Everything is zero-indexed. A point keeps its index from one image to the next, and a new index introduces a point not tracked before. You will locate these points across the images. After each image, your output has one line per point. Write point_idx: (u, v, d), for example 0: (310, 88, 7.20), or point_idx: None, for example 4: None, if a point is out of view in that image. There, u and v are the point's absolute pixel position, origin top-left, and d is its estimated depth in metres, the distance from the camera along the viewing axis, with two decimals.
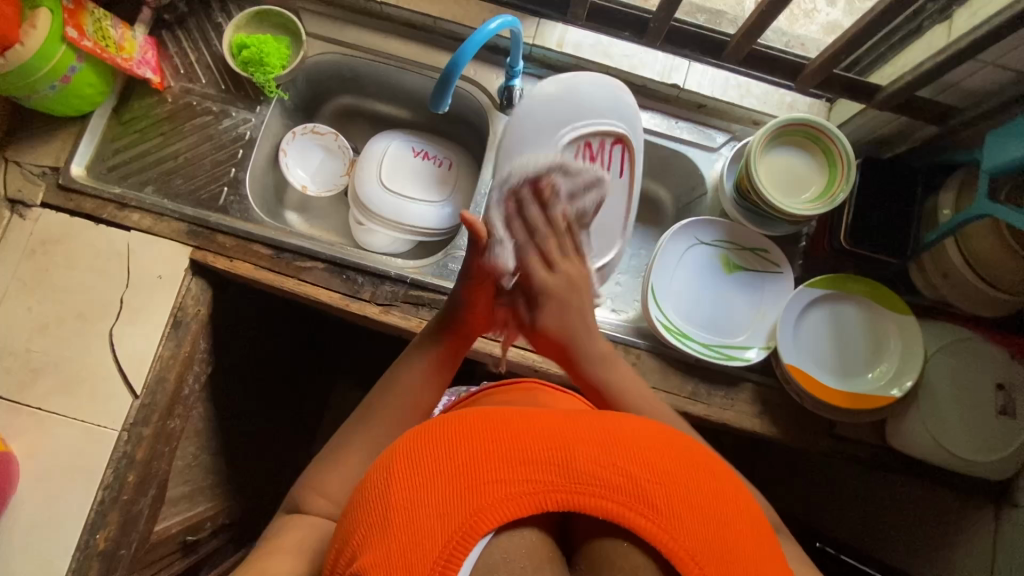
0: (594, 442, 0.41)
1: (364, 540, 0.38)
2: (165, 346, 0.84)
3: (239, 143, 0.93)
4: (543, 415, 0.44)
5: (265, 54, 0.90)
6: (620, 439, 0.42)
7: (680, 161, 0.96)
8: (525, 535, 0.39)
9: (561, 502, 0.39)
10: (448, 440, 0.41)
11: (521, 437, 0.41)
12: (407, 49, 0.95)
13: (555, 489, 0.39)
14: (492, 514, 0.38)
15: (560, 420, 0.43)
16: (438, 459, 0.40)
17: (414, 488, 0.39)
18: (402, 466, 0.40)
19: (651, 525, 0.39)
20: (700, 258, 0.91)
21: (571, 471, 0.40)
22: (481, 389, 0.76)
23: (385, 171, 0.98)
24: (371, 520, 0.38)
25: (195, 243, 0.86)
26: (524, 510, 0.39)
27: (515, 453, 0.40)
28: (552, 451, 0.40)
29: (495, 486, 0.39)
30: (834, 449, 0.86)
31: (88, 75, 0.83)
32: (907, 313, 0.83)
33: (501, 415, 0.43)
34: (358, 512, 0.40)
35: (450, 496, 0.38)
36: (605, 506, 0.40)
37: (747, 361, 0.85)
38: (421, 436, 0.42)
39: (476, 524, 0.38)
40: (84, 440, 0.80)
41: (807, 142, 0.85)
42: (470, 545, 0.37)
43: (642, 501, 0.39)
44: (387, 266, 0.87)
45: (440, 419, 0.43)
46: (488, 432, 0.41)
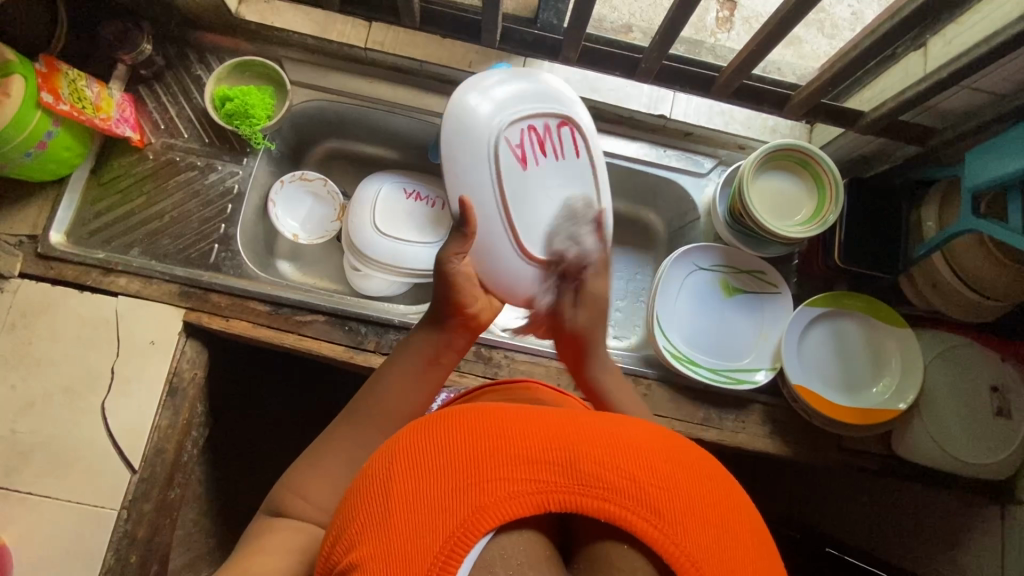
0: (601, 443, 0.39)
1: (363, 529, 0.37)
2: (163, 417, 0.80)
3: (227, 197, 0.90)
4: (544, 413, 0.42)
5: (250, 106, 0.88)
6: (629, 442, 0.40)
7: (671, 188, 0.98)
8: (525, 535, 0.37)
9: (563, 504, 0.37)
10: (450, 429, 0.40)
11: (520, 434, 0.39)
12: (395, 93, 0.95)
13: (559, 491, 0.37)
14: (492, 513, 0.36)
15: (566, 420, 0.41)
16: (441, 450, 0.39)
17: (416, 479, 0.38)
18: (405, 457, 0.39)
19: (655, 531, 0.36)
20: (701, 284, 0.92)
21: (574, 472, 0.38)
22: (476, 389, 0.74)
23: (379, 215, 0.97)
24: (370, 513, 0.37)
25: (188, 305, 0.83)
26: (525, 511, 0.37)
27: (518, 451, 0.38)
28: (554, 450, 0.38)
29: (496, 485, 0.37)
30: (844, 462, 0.87)
31: (65, 139, 0.80)
32: (904, 326, 0.85)
33: (507, 412, 0.41)
34: (355, 507, 0.39)
35: (449, 491, 0.37)
36: (609, 510, 0.37)
37: (756, 385, 0.86)
38: (427, 428, 0.41)
39: (475, 523, 0.36)
40: (80, 523, 0.76)
41: (797, 166, 0.87)
42: (468, 545, 0.35)
43: (648, 507, 0.37)
44: (389, 314, 0.86)
45: (447, 412, 0.42)
46: (492, 429, 0.39)
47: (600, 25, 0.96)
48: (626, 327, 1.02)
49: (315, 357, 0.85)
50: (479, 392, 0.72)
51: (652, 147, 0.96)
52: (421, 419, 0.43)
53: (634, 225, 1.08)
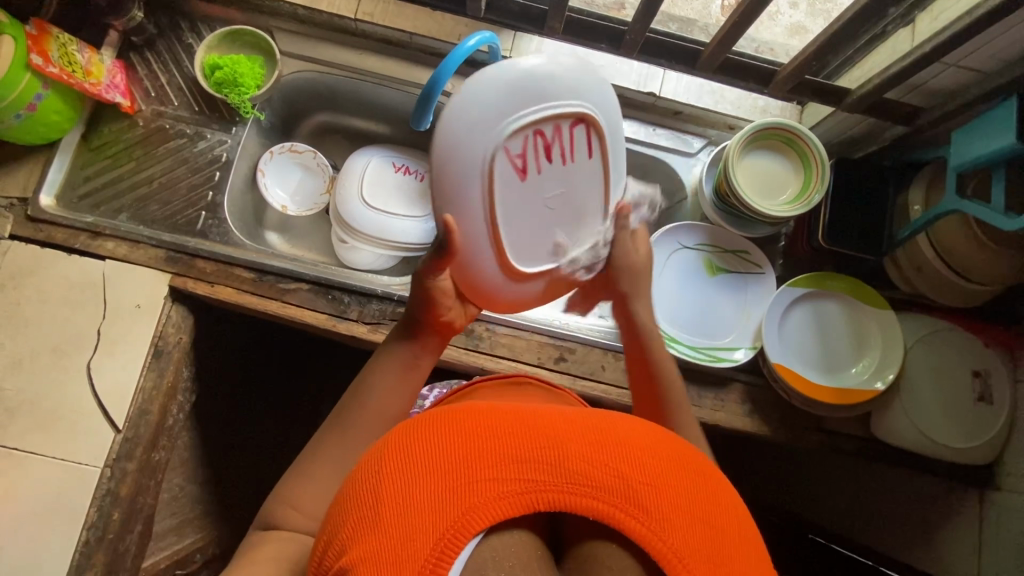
0: (589, 442, 0.41)
1: (355, 530, 0.38)
2: (147, 379, 0.81)
3: (216, 165, 0.91)
4: (530, 413, 0.43)
5: (239, 74, 0.88)
6: (613, 439, 0.42)
7: (659, 167, 0.98)
8: (514, 535, 0.39)
9: (552, 502, 0.38)
10: (442, 432, 0.41)
11: (508, 434, 0.40)
12: (384, 65, 0.95)
13: (548, 489, 0.38)
14: (482, 513, 0.37)
15: (552, 419, 0.43)
16: (430, 452, 0.40)
17: (406, 479, 0.39)
18: (395, 459, 0.40)
19: (642, 529, 0.37)
20: (685, 262, 0.92)
21: (563, 471, 0.39)
22: (472, 382, 0.75)
23: (366, 187, 0.97)
24: (360, 514, 0.38)
25: (174, 270, 0.84)
26: (515, 509, 0.38)
27: (509, 452, 0.39)
28: (543, 450, 0.40)
29: (485, 484, 0.38)
30: (823, 443, 0.88)
31: (55, 102, 0.81)
32: (885, 307, 0.85)
33: (494, 413, 0.42)
34: (346, 507, 0.40)
35: (440, 493, 0.38)
36: (598, 508, 0.38)
37: (735, 362, 0.86)
38: (414, 431, 0.42)
39: (466, 524, 0.37)
40: (66, 480, 0.77)
41: (783, 145, 0.87)
42: (459, 544, 0.37)
43: (634, 504, 0.38)
44: (373, 284, 0.86)
45: (435, 414, 0.43)
46: (479, 429, 0.41)
47: (591, 0, 0.96)
48: None
49: (299, 326, 0.86)
50: (477, 385, 0.73)
51: (641, 126, 0.96)
52: (411, 422, 0.44)
53: None
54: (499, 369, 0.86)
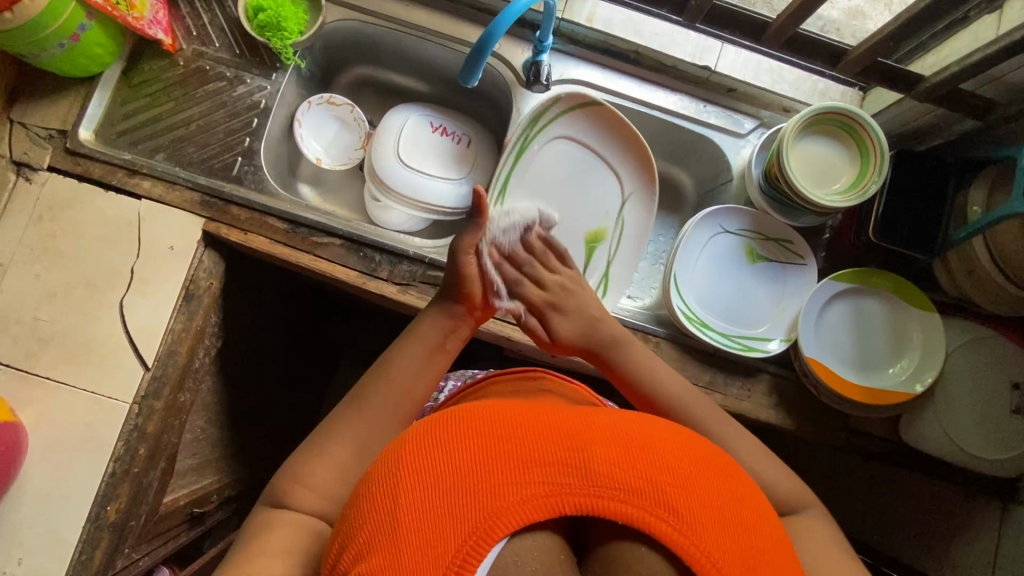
0: (612, 445, 0.41)
1: (374, 537, 0.38)
2: (177, 320, 0.82)
3: (254, 112, 0.89)
4: (551, 414, 0.44)
5: (282, 18, 0.86)
6: (637, 439, 0.42)
7: (705, 146, 0.94)
8: (539, 538, 0.39)
9: (579, 506, 0.39)
10: (463, 434, 0.41)
11: (532, 437, 0.41)
12: (431, 19, 0.92)
13: (574, 493, 0.39)
14: (509, 517, 0.38)
15: (573, 420, 0.43)
16: (448, 457, 0.40)
17: (426, 486, 0.39)
18: (413, 463, 0.40)
19: (671, 531, 0.38)
20: (724, 247, 0.89)
21: (589, 474, 0.39)
22: (486, 375, 0.75)
23: (403, 146, 0.95)
24: (378, 520, 0.39)
25: (208, 215, 0.84)
26: (542, 513, 0.38)
27: (534, 453, 0.40)
28: (568, 451, 0.40)
29: (509, 488, 0.39)
30: (847, 442, 0.86)
31: (98, 34, 0.80)
32: (930, 309, 0.82)
33: (514, 414, 0.43)
34: (363, 507, 0.41)
35: (464, 496, 0.38)
36: (626, 512, 0.39)
37: (767, 353, 0.84)
38: (429, 436, 0.42)
39: (492, 528, 0.38)
40: (95, 412, 0.79)
41: (841, 132, 0.83)
42: (484, 551, 0.37)
43: (662, 505, 0.39)
44: (405, 245, 0.85)
45: (454, 415, 0.44)
46: (499, 433, 0.41)
47: None
48: (641, 289, 1.00)
49: (329, 281, 0.86)
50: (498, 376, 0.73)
51: (690, 101, 0.92)
52: (425, 422, 0.44)
53: (663, 183, 1.05)
54: (524, 340, 0.85)
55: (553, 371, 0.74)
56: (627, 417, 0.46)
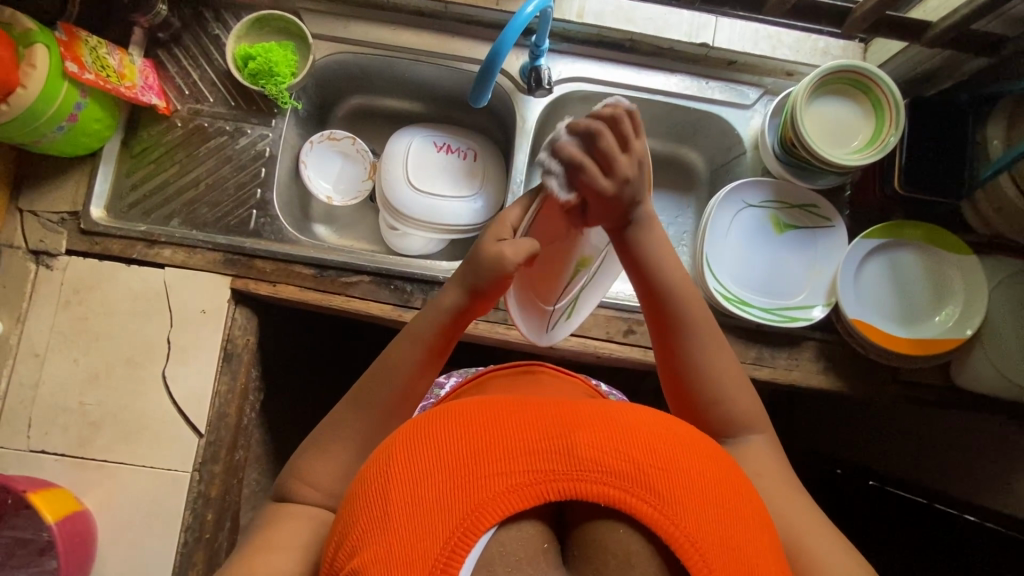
0: (597, 429, 0.42)
1: (367, 531, 0.39)
2: (221, 382, 0.82)
3: (260, 161, 0.88)
4: (536, 403, 0.45)
5: (273, 63, 0.85)
6: (625, 426, 0.43)
7: (714, 122, 0.94)
8: (522, 528, 0.39)
9: (562, 492, 0.39)
10: (447, 428, 0.42)
11: (516, 426, 0.42)
12: (420, 39, 0.90)
13: (557, 479, 0.40)
14: (495, 508, 0.39)
15: (559, 408, 0.44)
16: (433, 450, 0.41)
17: (413, 478, 0.40)
18: (401, 458, 0.42)
19: (655, 513, 0.39)
20: (750, 221, 0.89)
21: (573, 460, 0.40)
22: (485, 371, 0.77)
23: (412, 170, 0.94)
24: (372, 515, 0.40)
25: (234, 272, 0.83)
26: (525, 502, 0.39)
27: (517, 442, 0.41)
28: (552, 439, 0.41)
29: (493, 480, 0.39)
30: (900, 394, 0.86)
31: (94, 110, 0.79)
32: (969, 252, 0.81)
33: (499, 405, 0.44)
34: (358, 505, 0.42)
35: (449, 489, 0.39)
36: (608, 493, 0.40)
37: (812, 321, 0.84)
38: (417, 429, 0.43)
39: (477, 519, 0.38)
40: (157, 486, 0.79)
41: (852, 90, 0.82)
42: (471, 541, 0.38)
43: (645, 488, 0.40)
44: (433, 271, 0.85)
45: (440, 411, 0.45)
46: (484, 425, 0.42)
47: None
48: None
49: (364, 318, 0.85)
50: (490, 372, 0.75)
51: (693, 80, 0.92)
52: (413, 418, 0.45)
53: (674, 165, 1.04)
54: (567, 346, 0.85)
55: (551, 364, 0.77)
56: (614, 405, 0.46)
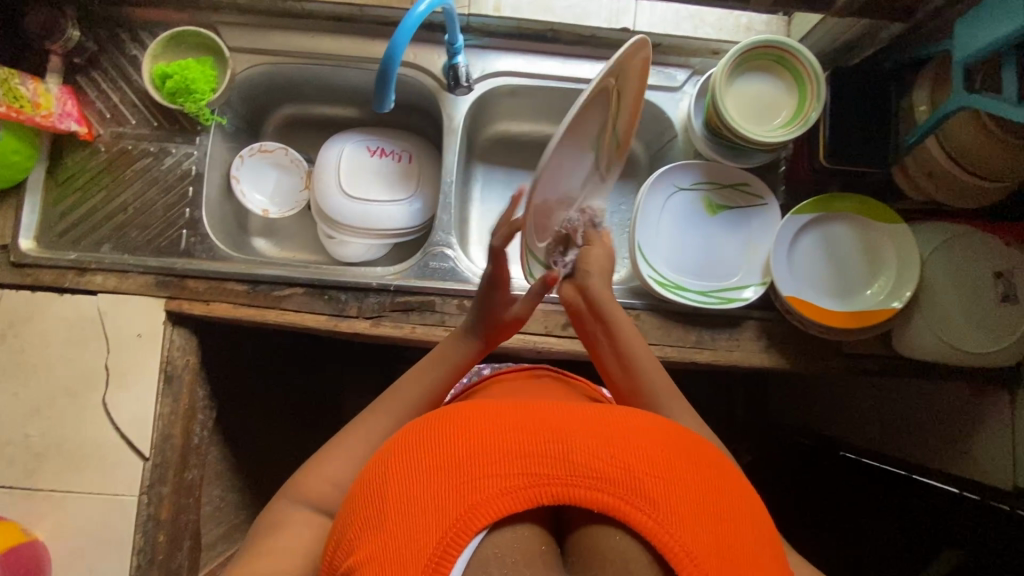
0: (591, 434, 0.44)
1: (361, 533, 0.41)
2: (163, 405, 0.82)
3: (187, 180, 0.88)
4: (534, 407, 0.47)
5: (190, 80, 0.84)
6: (617, 431, 0.45)
7: (644, 107, 0.93)
8: (519, 530, 0.42)
9: (557, 495, 0.41)
10: (444, 432, 0.44)
11: (513, 431, 0.43)
12: (340, 44, 0.90)
13: (552, 483, 0.41)
14: (488, 513, 0.40)
15: (555, 413, 0.46)
16: (432, 453, 0.43)
17: (409, 481, 0.42)
18: (401, 460, 0.43)
19: (645, 519, 0.40)
20: (683, 205, 0.88)
21: (567, 463, 0.42)
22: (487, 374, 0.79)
23: (344, 177, 0.94)
24: (368, 517, 0.42)
25: (167, 294, 0.83)
26: (521, 505, 0.41)
27: (514, 447, 0.42)
28: (547, 445, 0.42)
29: (488, 484, 0.41)
30: (845, 367, 0.86)
31: (10, 142, 0.79)
32: (899, 221, 0.81)
33: (498, 408, 0.46)
34: (356, 507, 0.44)
35: (444, 493, 0.41)
36: (601, 499, 0.41)
37: (746, 302, 0.84)
38: (417, 431, 0.46)
39: (470, 523, 0.40)
40: (106, 512, 0.80)
41: (774, 65, 0.81)
42: (463, 544, 0.39)
43: (638, 494, 0.41)
44: (367, 278, 0.84)
45: (439, 415, 0.47)
46: (480, 430, 0.44)
47: None
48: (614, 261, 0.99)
49: (302, 330, 0.85)
50: (496, 376, 0.76)
51: None
52: (415, 423, 0.47)
53: None
54: (507, 343, 0.84)
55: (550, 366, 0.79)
56: (610, 410, 0.48)
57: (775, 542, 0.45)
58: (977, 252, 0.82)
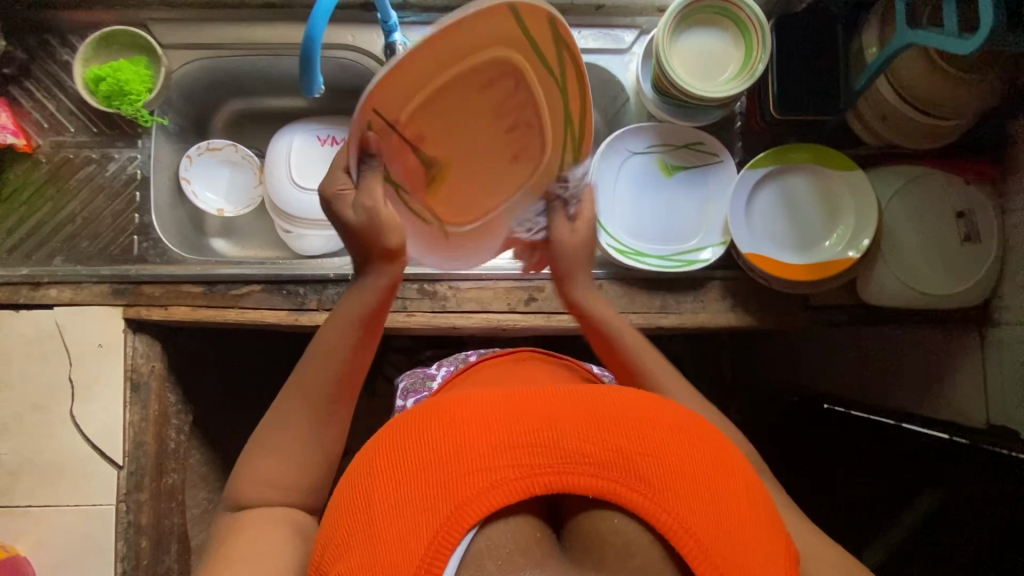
0: (581, 419, 0.44)
1: (349, 537, 0.41)
2: (132, 413, 0.82)
3: (133, 185, 0.87)
4: (522, 392, 0.47)
5: (124, 83, 0.83)
6: (607, 413, 0.45)
7: (594, 72, 0.91)
8: (512, 522, 0.41)
9: (550, 484, 0.42)
10: (427, 427, 0.44)
11: (500, 421, 0.44)
12: (276, 32, 0.87)
13: (543, 472, 0.42)
14: (481, 506, 0.40)
15: (543, 397, 0.46)
16: (417, 449, 0.43)
17: (394, 480, 0.42)
18: (386, 458, 0.43)
19: (641, 501, 0.41)
20: (638, 170, 0.87)
21: (558, 450, 0.42)
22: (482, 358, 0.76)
23: (296, 170, 0.92)
24: (355, 518, 0.42)
25: (124, 302, 0.82)
26: (513, 495, 0.41)
27: (502, 437, 0.43)
28: (536, 433, 0.43)
29: (478, 477, 0.41)
30: (812, 320, 0.86)
31: None
32: (853, 167, 0.80)
33: (483, 396, 0.46)
34: (341, 510, 0.44)
35: (432, 489, 0.41)
36: (595, 485, 0.42)
37: (705, 263, 0.83)
38: (402, 426, 0.46)
39: (460, 519, 0.40)
40: (86, 523, 0.80)
41: (717, 17, 0.79)
42: (456, 541, 0.40)
43: (631, 476, 0.42)
44: (324, 270, 0.83)
45: (422, 408, 0.46)
46: (466, 422, 0.44)
47: None
48: None
49: (264, 328, 0.85)
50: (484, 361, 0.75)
51: None
52: (401, 418, 0.47)
53: None
54: (470, 324, 0.83)
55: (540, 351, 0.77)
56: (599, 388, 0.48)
57: (773, 510, 0.46)
58: (935, 191, 0.82)
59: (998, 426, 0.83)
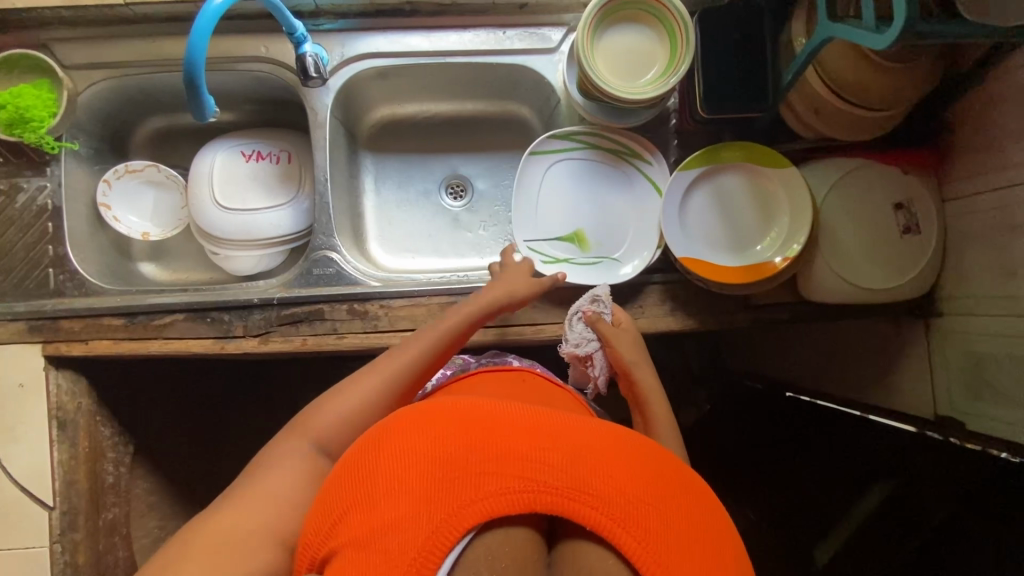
0: (588, 452, 0.45)
1: (350, 520, 0.43)
2: (61, 452, 0.80)
3: (46, 215, 0.83)
4: (539, 414, 0.48)
5: (25, 109, 0.78)
6: (615, 453, 0.46)
7: (523, 74, 0.88)
8: (508, 533, 0.42)
9: (551, 507, 0.42)
10: (445, 426, 0.46)
11: (512, 437, 0.45)
12: (183, 46, 0.83)
13: (549, 492, 0.42)
14: (477, 518, 0.41)
15: (556, 426, 0.47)
16: (426, 444, 0.44)
17: (400, 468, 0.43)
18: (396, 449, 0.45)
19: (629, 542, 0.41)
20: (569, 177, 0.85)
21: (561, 473, 0.43)
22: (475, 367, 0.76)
23: (218, 189, 0.89)
24: (358, 503, 0.43)
25: (43, 338, 0.80)
26: (511, 509, 0.41)
27: (511, 453, 0.44)
28: (543, 454, 0.44)
29: (482, 486, 0.42)
30: (757, 319, 0.84)
31: None
32: (786, 164, 0.77)
33: (499, 412, 0.48)
34: (343, 496, 0.45)
35: (434, 484, 0.42)
36: (590, 517, 0.42)
37: (627, 276, 0.81)
38: (416, 420, 0.47)
39: (456, 523, 0.40)
40: (21, 566, 0.78)
41: (639, 13, 0.76)
42: (448, 545, 0.40)
43: (628, 516, 0.42)
44: (249, 294, 0.81)
45: (440, 409, 0.48)
46: (482, 431, 0.45)
47: None
48: None
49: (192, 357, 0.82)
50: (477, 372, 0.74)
51: (487, 33, 0.85)
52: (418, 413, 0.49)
53: (504, 123, 0.98)
54: None
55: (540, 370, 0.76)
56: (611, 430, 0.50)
57: None
58: (873, 185, 0.80)
59: (946, 416, 0.82)
